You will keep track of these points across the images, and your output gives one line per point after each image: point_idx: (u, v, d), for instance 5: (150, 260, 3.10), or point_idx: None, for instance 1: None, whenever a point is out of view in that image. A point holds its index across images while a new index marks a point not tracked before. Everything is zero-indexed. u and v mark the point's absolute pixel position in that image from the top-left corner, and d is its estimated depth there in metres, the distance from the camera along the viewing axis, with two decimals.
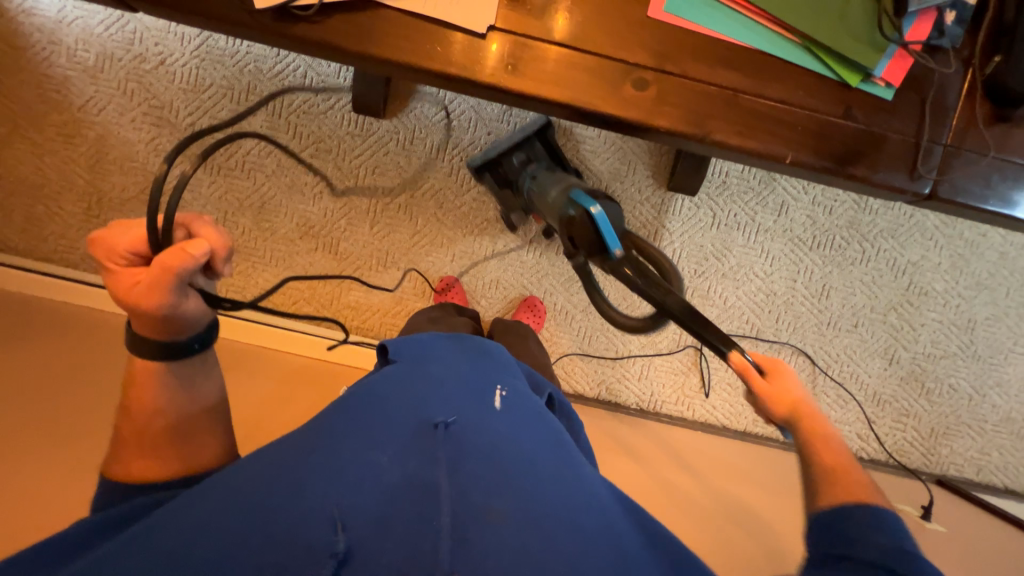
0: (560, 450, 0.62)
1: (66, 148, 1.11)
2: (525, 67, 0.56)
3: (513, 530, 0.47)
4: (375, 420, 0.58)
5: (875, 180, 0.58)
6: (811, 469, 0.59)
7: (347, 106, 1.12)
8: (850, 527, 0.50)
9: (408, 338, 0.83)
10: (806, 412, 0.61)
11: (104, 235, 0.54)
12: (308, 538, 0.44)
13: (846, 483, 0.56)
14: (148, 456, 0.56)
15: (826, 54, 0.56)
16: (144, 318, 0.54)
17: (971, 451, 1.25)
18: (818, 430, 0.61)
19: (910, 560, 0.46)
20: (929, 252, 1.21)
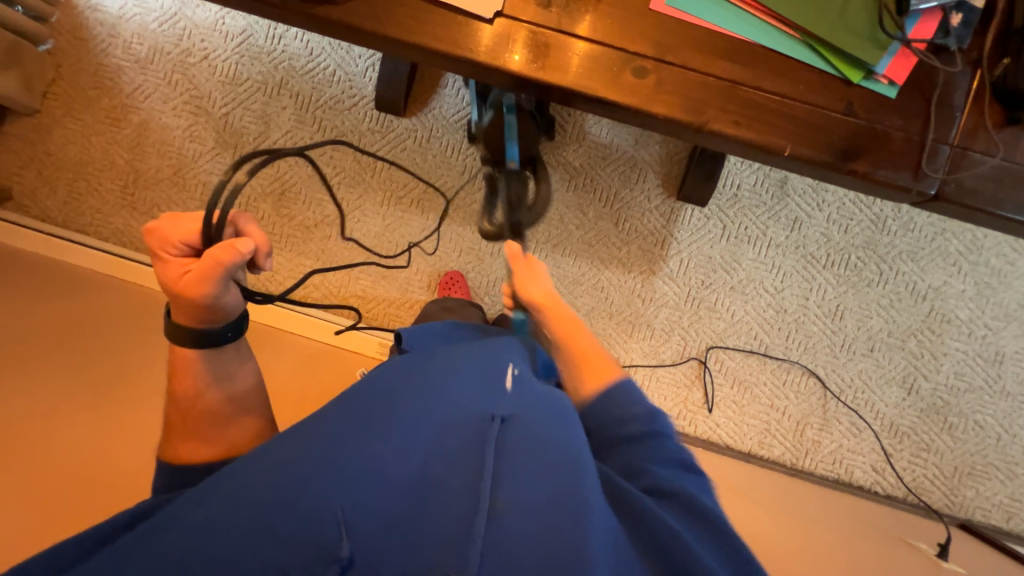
0: (578, 430, 0.59)
1: (112, 130, 1.20)
2: (528, 52, 0.59)
3: (520, 519, 0.47)
4: (378, 407, 0.55)
5: (877, 177, 0.57)
6: (573, 363, 0.72)
7: (371, 103, 1.18)
8: (613, 406, 0.64)
9: (424, 330, 0.85)
10: (550, 306, 0.76)
11: (160, 226, 0.58)
12: (314, 539, 0.43)
13: (591, 367, 0.70)
14: (194, 439, 0.62)
15: (826, 49, 0.57)
16: (188, 305, 0.59)
17: (998, 495, 1.16)
18: (566, 323, 0.75)
19: (652, 419, 0.61)
20: (953, 277, 1.16)
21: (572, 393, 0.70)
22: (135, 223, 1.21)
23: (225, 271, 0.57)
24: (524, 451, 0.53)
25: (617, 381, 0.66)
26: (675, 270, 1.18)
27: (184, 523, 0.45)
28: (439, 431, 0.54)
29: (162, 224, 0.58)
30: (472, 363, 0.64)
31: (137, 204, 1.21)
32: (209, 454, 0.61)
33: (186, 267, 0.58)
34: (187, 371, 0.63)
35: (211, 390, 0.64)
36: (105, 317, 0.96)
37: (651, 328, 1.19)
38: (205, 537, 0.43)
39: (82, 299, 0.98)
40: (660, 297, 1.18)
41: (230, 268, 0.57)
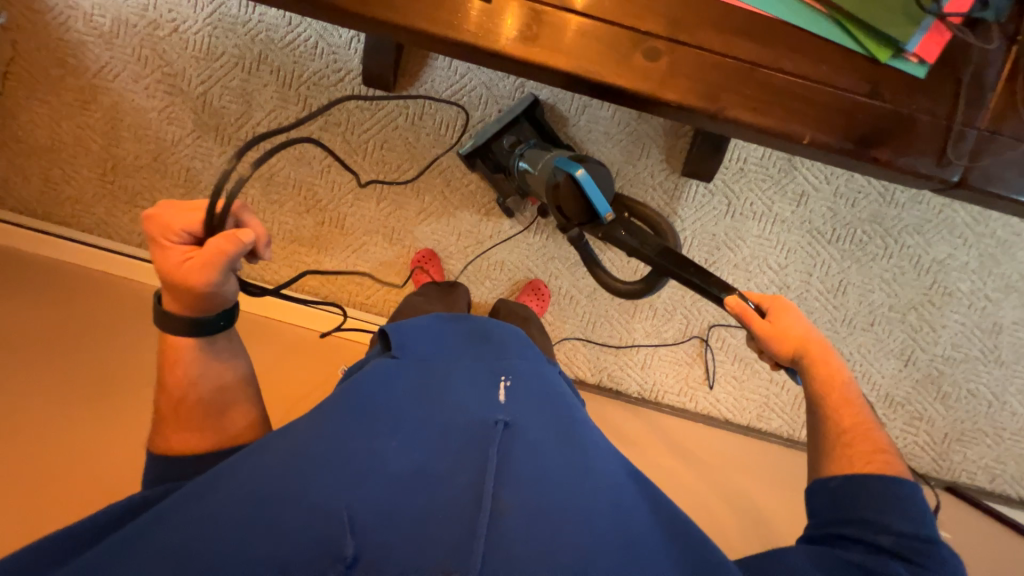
0: (571, 437, 0.63)
1: (82, 113, 1.13)
2: (528, 31, 0.54)
3: (521, 522, 0.47)
4: (383, 415, 0.59)
5: (899, 165, 0.55)
6: (832, 435, 0.59)
7: (358, 79, 1.11)
8: (865, 506, 0.52)
9: (406, 325, 0.80)
10: (817, 351, 0.62)
11: (164, 211, 0.58)
12: (316, 534, 0.44)
13: (861, 454, 0.56)
14: (185, 431, 0.62)
15: (854, 25, 0.53)
16: (187, 292, 0.59)
17: (985, 458, 1.21)
18: (833, 374, 0.60)
19: (920, 541, 0.49)
20: (957, 250, 1.15)
21: (819, 467, 0.59)
22: (118, 213, 1.16)
23: (228, 258, 0.58)
24: (527, 453, 0.55)
25: (890, 480, 0.52)
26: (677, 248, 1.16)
27: (187, 521, 0.45)
28: (444, 436, 0.56)
29: (165, 210, 0.58)
30: (471, 375, 0.68)
31: (118, 193, 1.15)
32: (206, 445, 0.62)
33: (187, 255, 0.58)
34: (179, 362, 0.62)
35: (204, 379, 0.63)
36: (99, 317, 0.94)
37: (654, 308, 1.18)
38: (209, 532, 0.44)
39: (73, 298, 0.96)
40: None
41: (233, 255, 0.57)
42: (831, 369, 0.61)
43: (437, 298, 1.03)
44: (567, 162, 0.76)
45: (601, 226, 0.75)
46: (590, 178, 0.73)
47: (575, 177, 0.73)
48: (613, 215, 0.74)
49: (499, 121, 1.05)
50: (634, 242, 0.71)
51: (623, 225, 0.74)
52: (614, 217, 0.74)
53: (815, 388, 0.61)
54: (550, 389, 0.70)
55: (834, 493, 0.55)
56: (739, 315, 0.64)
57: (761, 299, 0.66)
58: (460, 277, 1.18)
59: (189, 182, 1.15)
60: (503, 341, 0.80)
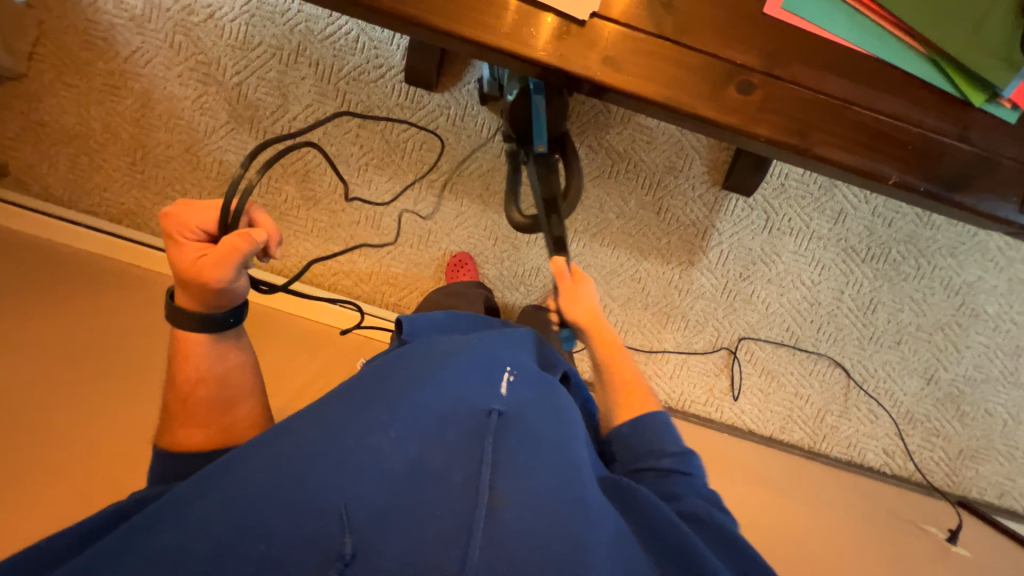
0: (569, 430, 0.62)
1: (111, 99, 1.09)
2: (621, 55, 0.52)
3: (517, 514, 0.47)
4: (379, 404, 0.57)
5: (983, 209, 0.54)
6: (611, 388, 0.73)
7: (399, 76, 1.08)
8: (647, 437, 0.64)
9: (421, 317, 0.81)
10: (598, 324, 0.77)
11: (177, 209, 0.55)
12: (309, 532, 0.44)
13: (633, 401, 0.70)
14: (190, 424, 0.59)
15: (952, 67, 0.52)
16: (196, 289, 0.56)
17: (996, 475, 1.23)
18: (609, 343, 0.76)
19: (687, 459, 0.61)
20: (987, 273, 1.17)
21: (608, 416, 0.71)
22: (148, 203, 1.13)
23: (238, 257, 0.55)
24: (521, 444, 0.55)
25: (656, 415, 0.66)
26: (714, 262, 1.16)
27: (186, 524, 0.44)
28: (437, 426, 0.55)
29: (178, 209, 0.56)
30: (472, 360, 0.67)
31: (148, 182, 1.12)
32: (206, 441, 0.58)
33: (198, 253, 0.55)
34: (190, 355, 0.59)
35: (212, 370, 0.60)
36: (139, 318, 0.93)
37: (686, 320, 1.19)
38: (206, 529, 0.44)
39: (112, 297, 0.94)
40: (697, 288, 1.17)
41: (246, 254, 0.55)
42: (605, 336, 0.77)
43: (461, 292, 1.01)
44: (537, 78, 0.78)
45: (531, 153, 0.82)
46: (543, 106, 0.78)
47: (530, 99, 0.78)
48: (543, 148, 0.80)
49: None
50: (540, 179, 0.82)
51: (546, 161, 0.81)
52: (543, 150, 0.81)
53: (595, 352, 0.77)
54: (547, 382, 0.71)
55: (619, 439, 0.67)
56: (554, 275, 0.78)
57: (573, 269, 0.79)
58: (495, 282, 1.17)
59: (222, 175, 1.12)
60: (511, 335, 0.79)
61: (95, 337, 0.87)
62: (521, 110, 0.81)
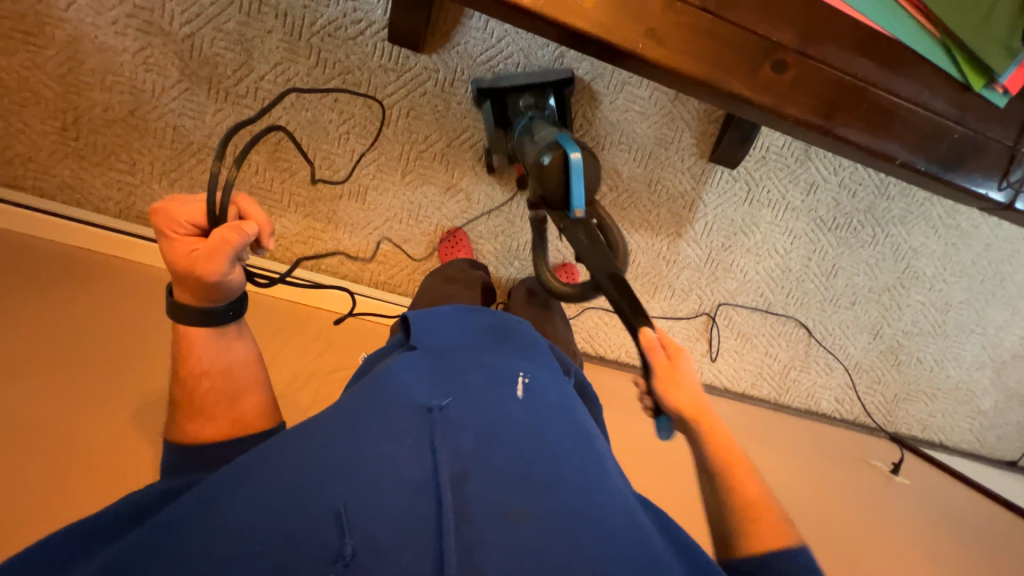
0: (584, 434, 0.59)
1: (27, 49, 0.91)
2: (664, 29, 0.50)
3: (535, 531, 0.43)
4: (395, 408, 0.53)
5: (970, 187, 0.59)
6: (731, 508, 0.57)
7: (381, 33, 0.98)
8: None
9: (430, 315, 0.73)
10: (708, 420, 0.60)
11: (166, 201, 0.49)
12: (310, 538, 0.39)
13: (764, 527, 0.55)
14: (198, 419, 0.53)
15: (960, 53, 0.55)
16: (189, 285, 0.50)
17: (921, 413, 1.43)
18: (722, 439, 0.60)
19: None
20: (929, 239, 1.30)
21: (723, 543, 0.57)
22: (87, 176, 0.98)
23: (230, 251, 0.49)
24: (540, 452, 0.51)
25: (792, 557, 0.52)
26: (699, 233, 1.20)
27: (186, 526, 0.41)
28: (450, 428, 0.50)
29: (168, 200, 0.50)
30: (490, 367, 0.62)
31: (85, 151, 0.97)
32: (215, 432, 0.53)
33: (190, 247, 0.50)
34: (190, 347, 0.54)
35: (214, 360, 0.54)
36: (103, 310, 0.83)
37: (671, 289, 1.24)
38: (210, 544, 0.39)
39: (65, 287, 0.83)
40: (683, 259, 1.22)
41: (236, 248, 0.49)
42: (716, 429, 0.60)
43: (461, 275, 0.98)
44: (569, 140, 0.70)
45: (568, 219, 0.68)
46: (581, 164, 0.67)
47: (567, 157, 0.67)
48: (581, 213, 0.67)
49: (526, 76, 0.96)
50: (585, 249, 0.66)
51: (585, 227, 0.67)
52: (581, 215, 0.67)
53: (708, 450, 0.60)
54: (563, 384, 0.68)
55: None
56: (646, 354, 0.60)
57: (667, 342, 0.61)
58: (489, 257, 1.15)
59: (177, 143, 0.98)
60: (523, 337, 0.73)
61: (54, 332, 0.77)
62: (556, 170, 0.68)
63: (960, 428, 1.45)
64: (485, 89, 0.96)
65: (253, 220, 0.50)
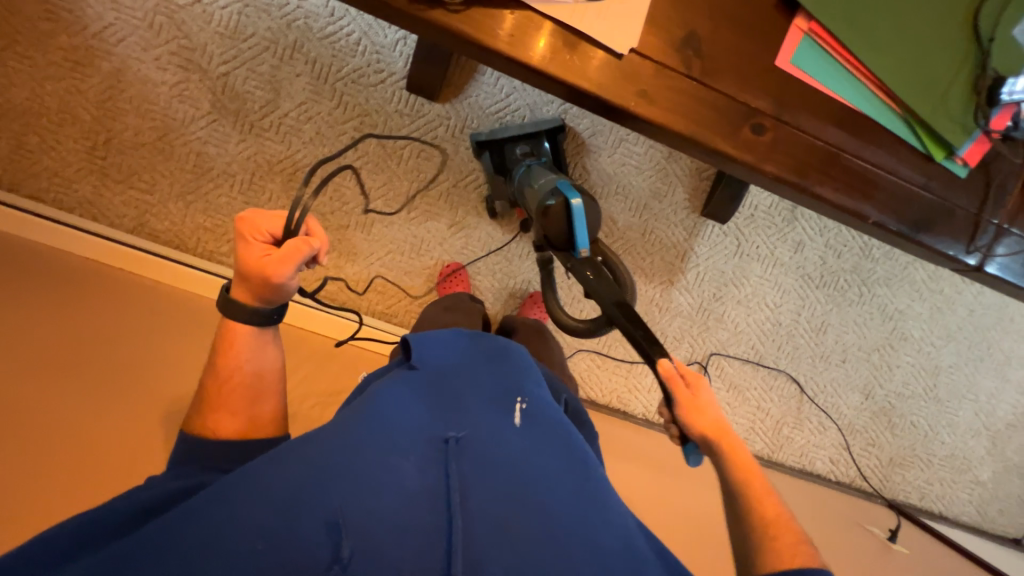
0: (578, 462, 0.59)
1: (73, 76, 0.99)
2: (653, 89, 0.56)
3: (520, 548, 0.46)
4: (397, 428, 0.54)
5: (939, 248, 0.63)
6: (751, 527, 0.58)
7: (400, 82, 1.07)
8: None
9: (429, 334, 0.72)
10: (727, 441, 0.61)
11: (252, 213, 0.57)
12: (310, 545, 0.42)
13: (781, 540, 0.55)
14: (222, 411, 0.58)
15: (919, 126, 0.61)
16: (252, 286, 0.57)
17: (919, 480, 1.39)
18: (744, 463, 0.61)
19: None
20: (914, 302, 1.34)
21: (745, 563, 0.57)
22: (107, 192, 1.03)
23: (298, 260, 0.56)
24: (532, 475, 0.54)
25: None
26: (690, 283, 1.24)
27: (192, 518, 0.43)
28: (441, 454, 0.53)
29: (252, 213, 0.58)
30: (489, 390, 0.64)
31: (109, 170, 1.02)
32: (229, 429, 0.57)
33: (263, 253, 0.57)
34: (234, 344, 0.59)
35: (251, 361, 0.59)
36: (100, 317, 0.83)
37: (664, 335, 1.26)
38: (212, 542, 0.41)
39: (64, 292, 0.83)
40: (675, 307, 1.25)
41: (304, 258, 0.56)
42: (738, 451, 0.61)
43: (456, 310, 0.99)
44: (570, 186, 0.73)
45: (574, 258, 0.70)
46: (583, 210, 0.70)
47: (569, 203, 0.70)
48: (588, 252, 0.70)
49: (521, 127, 1.03)
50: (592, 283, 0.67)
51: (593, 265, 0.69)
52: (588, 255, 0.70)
53: (726, 468, 0.61)
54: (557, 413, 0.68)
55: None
56: (666, 384, 0.61)
57: (684, 369, 0.62)
58: (486, 293, 1.17)
59: (198, 168, 1.04)
60: (519, 359, 0.73)
61: (46, 335, 0.76)
62: (560, 213, 0.71)
63: (959, 499, 1.41)
64: (483, 143, 1.05)
65: (319, 237, 0.59)
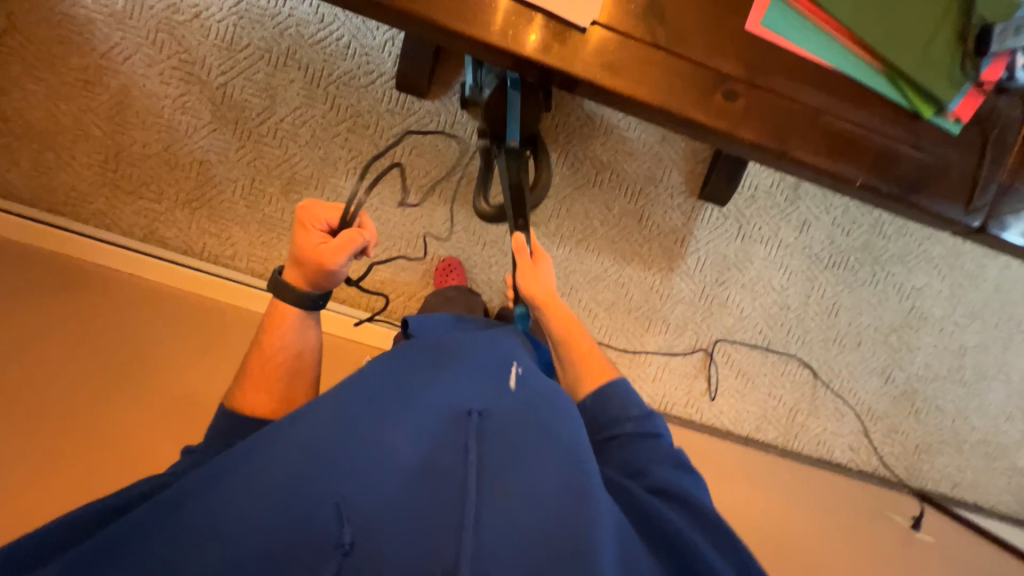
0: (577, 423, 0.59)
1: (85, 95, 1.05)
2: (619, 60, 0.56)
3: (521, 514, 0.47)
4: (392, 404, 0.54)
5: (935, 210, 0.61)
6: (571, 362, 0.72)
7: (390, 82, 1.09)
8: (606, 407, 0.65)
9: (428, 317, 0.74)
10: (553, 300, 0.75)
11: (312, 204, 0.62)
12: (314, 529, 0.43)
13: (593, 369, 0.70)
14: (262, 392, 0.62)
15: (904, 82, 0.59)
16: (308, 271, 0.61)
17: (949, 468, 1.32)
18: (565, 315, 0.75)
19: (649, 420, 0.63)
20: (933, 279, 1.28)
21: (571, 392, 0.71)
22: (119, 203, 1.08)
23: (350, 251, 0.61)
24: (528, 441, 0.53)
25: (613, 383, 0.67)
26: (691, 268, 1.22)
27: (183, 511, 0.44)
28: (446, 425, 0.53)
29: (311, 202, 0.63)
30: (482, 359, 0.63)
31: (120, 181, 1.08)
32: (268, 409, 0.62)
33: (319, 242, 0.61)
34: (278, 327, 0.64)
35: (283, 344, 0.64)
36: (108, 319, 0.86)
37: (666, 323, 1.23)
38: (216, 529, 0.43)
39: (73, 297, 0.87)
40: (676, 293, 1.22)
41: (356, 250, 0.61)
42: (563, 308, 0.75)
43: (450, 302, 1.00)
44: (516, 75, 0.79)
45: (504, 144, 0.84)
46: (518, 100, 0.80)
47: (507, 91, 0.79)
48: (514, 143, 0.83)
49: None
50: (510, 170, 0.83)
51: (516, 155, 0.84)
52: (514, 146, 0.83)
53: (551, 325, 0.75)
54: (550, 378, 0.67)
55: (585, 411, 0.67)
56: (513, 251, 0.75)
57: (530, 243, 0.77)
58: (482, 286, 1.18)
59: (201, 176, 1.09)
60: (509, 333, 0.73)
61: (60, 336, 0.80)
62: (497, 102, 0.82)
63: (994, 487, 1.33)
64: None
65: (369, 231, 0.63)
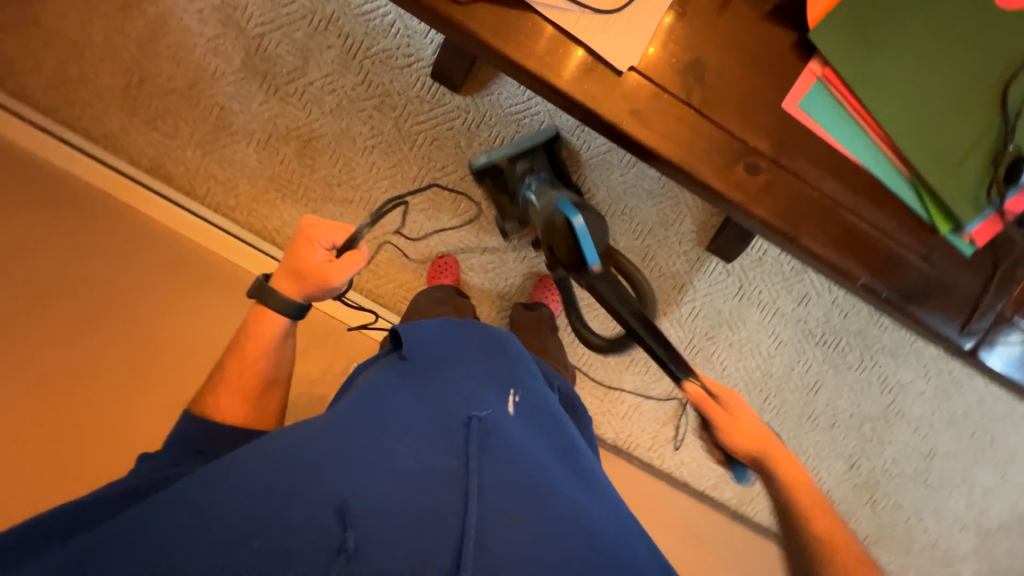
0: (574, 464, 0.60)
1: (121, 16, 1.04)
2: (648, 110, 0.55)
3: (524, 534, 0.46)
4: (390, 416, 0.55)
5: (930, 324, 0.60)
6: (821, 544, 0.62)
7: (426, 69, 1.08)
8: None
9: (417, 325, 0.71)
10: (770, 448, 0.66)
11: (320, 224, 0.66)
12: (315, 532, 0.42)
13: (840, 546, 0.61)
14: (236, 397, 0.64)
15: (927, 193, 0.58)
16: (308, 284, 0.65)
17: (892, 565, 1.32)
18: (796, 471, 0.65)
19: None
20: (919, 377, 1.27)
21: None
22: (133, 131, 1.07)
23: (352, 272, 0.65)
24: (525, 461, 0.54)
25: None
26: (684, 316, 1.21)
27: (173, 511, 0.43)
28: (449, 435, 0.54)
29: (318, 222, 0.67)
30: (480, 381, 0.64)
31: (139, 109, 1.07)
32: (237, 415, 0.63)
33: (323, 260, 0.65)
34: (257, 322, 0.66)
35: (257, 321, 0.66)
36: None
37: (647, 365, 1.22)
38: (209, 527, 0.41)
39: None
40: None
41: (357, 271, 0.65)
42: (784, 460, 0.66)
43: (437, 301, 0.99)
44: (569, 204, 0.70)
45: (586, 274, 0.68)
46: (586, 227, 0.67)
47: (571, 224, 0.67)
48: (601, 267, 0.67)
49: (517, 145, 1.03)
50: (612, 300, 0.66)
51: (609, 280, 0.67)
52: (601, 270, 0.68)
53: (773, 475, 0.65)
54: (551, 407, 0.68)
55: None
56: (697, 403, 0.66)
57: (715, 387, 0.68)
58: (474, 290, 1.17)
59: (219, 121, 1.08)
60: (514, 350, 0.73)
61: None
62: (564, 235, 0.68)
63: None
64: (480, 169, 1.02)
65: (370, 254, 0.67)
